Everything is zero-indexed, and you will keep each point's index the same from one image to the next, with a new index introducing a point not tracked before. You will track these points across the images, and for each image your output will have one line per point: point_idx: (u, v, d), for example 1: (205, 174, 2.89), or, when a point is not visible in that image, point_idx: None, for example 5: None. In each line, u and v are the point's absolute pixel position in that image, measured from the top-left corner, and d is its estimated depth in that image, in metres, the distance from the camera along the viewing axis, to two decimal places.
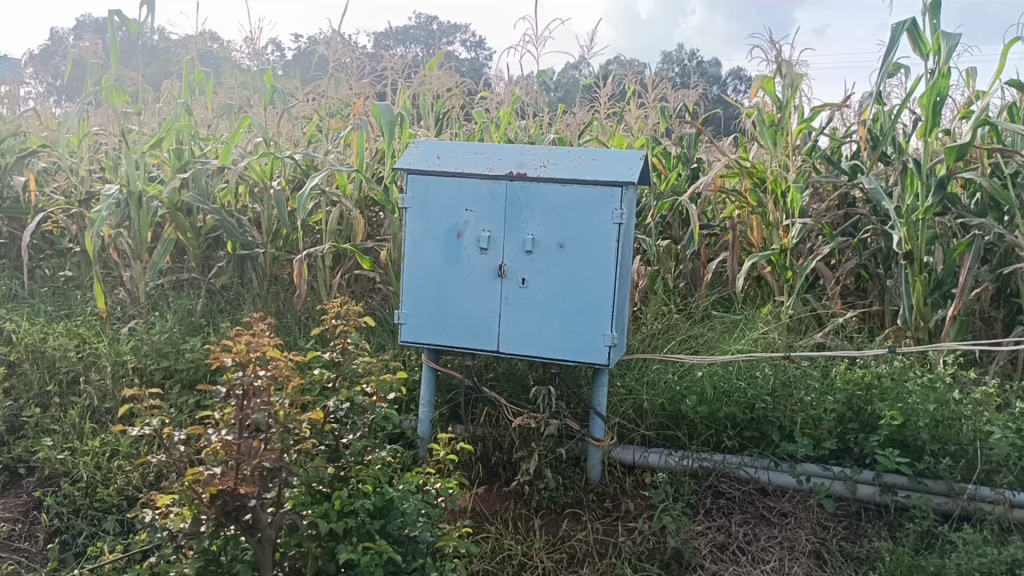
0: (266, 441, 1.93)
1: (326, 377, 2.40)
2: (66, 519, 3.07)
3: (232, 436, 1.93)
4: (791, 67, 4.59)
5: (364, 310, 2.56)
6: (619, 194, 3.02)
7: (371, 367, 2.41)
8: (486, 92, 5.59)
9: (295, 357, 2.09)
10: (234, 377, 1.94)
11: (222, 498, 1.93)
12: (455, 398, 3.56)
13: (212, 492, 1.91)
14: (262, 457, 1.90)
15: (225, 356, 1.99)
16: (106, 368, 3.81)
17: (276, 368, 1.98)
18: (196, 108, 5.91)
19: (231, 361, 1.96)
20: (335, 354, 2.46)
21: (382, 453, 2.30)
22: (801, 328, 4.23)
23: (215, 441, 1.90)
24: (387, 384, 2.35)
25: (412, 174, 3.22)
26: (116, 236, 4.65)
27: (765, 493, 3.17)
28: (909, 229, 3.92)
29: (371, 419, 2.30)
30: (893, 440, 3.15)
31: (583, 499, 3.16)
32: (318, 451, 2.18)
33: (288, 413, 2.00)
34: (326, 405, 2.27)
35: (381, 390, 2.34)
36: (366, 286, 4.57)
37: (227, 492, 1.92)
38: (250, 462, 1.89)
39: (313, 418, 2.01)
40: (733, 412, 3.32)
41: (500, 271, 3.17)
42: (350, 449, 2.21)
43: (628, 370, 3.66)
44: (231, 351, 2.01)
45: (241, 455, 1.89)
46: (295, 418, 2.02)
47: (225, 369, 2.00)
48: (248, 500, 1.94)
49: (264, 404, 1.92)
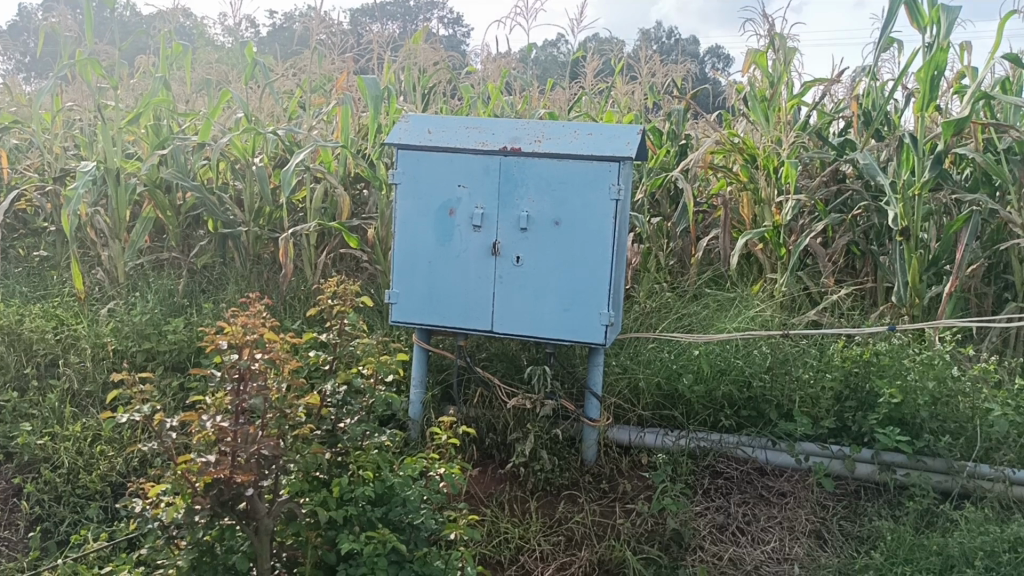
0: (263, 426, 1.87)
1: (321, 360, 2.32)
2: (47, 507, 2.98)
3: (227, 422, 1.86)
4: (784, 41, 4.50)
5: (359, 290, 2.47)
6: (616, 169, 2.95)
7: (368, 349, 2.33)
8: (471, 67, 5.50)
9: (291, 338, 1.98)
10: (228, 360, 1.83)
11: (218, 487, 1.86)
12: (447, 379, 3.49)
13: (206, 481, 1.84)
14: (260, 443, 1.84)
15: (219, 338, 1.87)
16: (86, 350, 3.71)
17: (274, 351, 1.86)
18: (173, 83, 5.76)
19: (225, 343, 1.85)
20: (332, 336, 2.37)
21: (380, 438, 2.22)
22: (795, 306, 4.19)
23: (209, 427, 1.81)
24: (386, 365, 2.25)
25: (401, 149, 3.12)
26: (92, 215, 4.51)
27: (763, 473, 3.14)
28: (905, 205, 3.88)
29: (369, 402, 2.22)
30: (892, 418, 3.11)
31: (580, 480, 3.10)
32: (315, 436, 2.10)
33: (285, 396, 1.93)
34: (322, 389, 2.18)
35: (380, 373, 2.24)
36: (352, 266, 4.48)
37: (222, 481, 1.85)
38: (247, 450, 1.81)
39: (311, 401, 1.93)
40: (730, 391, 3.28)
41: (494, 249, 3.09)
42: (348, 434, 2.13)
43: (622, 349, 3.61)
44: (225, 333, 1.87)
45: (238, 441, 1.82)
46: (292, 402, 1.93)
47: (219, 351, 1.88)
48: (245, 490, 1.88)
49: (260, 388, 1.83)
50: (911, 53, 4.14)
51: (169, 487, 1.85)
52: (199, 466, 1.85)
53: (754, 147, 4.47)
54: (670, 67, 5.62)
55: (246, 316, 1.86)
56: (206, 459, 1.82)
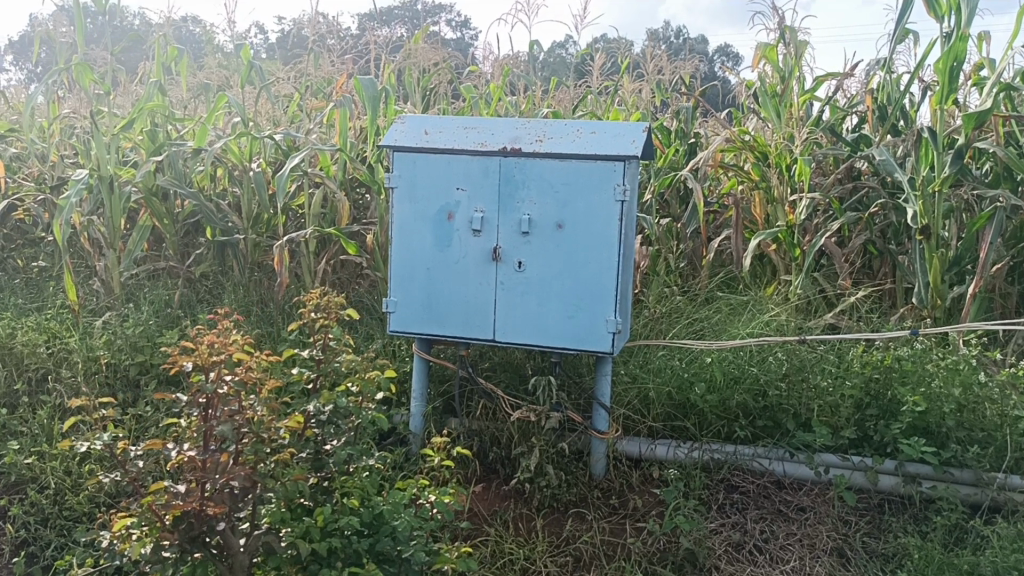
0: (236, 453, 1.76)
1: (306, 378, 2.19)
2: (33, 530, 2.85)
3: (196, 450, 1.75)
4: (795, 34, 4.34)
5: (345, 301, 2.34)
6: (621, 168, 2.81)
7: (356, 365, 2.19)
8: (474, 67, 5.37)
9: (268, 356, 1.86)
10: (196, 383, 1.72)
11: (186, 521, 1.77)
12: (449, 390, 3.36)
13: (176, 513, 1.72)
14: (231, 471, 1.72)
15: (186, 360, 1.75)
16: (77, 365, 3.59)
17: (245, 372, 1.75)
18: (172, 89, 5.64)
19: (192, 365, 1.74)
20: (316, 352, 2.23)
21: (368, 462, 2.10)
22: (810, 309, 4.02)
23: (177, 456, 1.73)
24: (374, 383, 2.12)
25: (398, 151, 2.99)
26: (86, 224, 4.40)
27: (780, 486, 2.99)
28: (924, 202, 3.72)
29: (357, 422, 2.07)
30: (916, 427, 2.96)
31: (588, 496, 2.96)
32: (297, 461, 2.01)
33: (261, 419, 1.81)
34: (306, 409, 2.04)
35: (367, 391, 2.10)
36: (353, 272, 4.34)
37: (192, 514, 1.74)
38: (215, 480, 1.72)
39: (289, 424, 1.81)
40: (745, 400, 3.13)
41: (495, 255, 2.95)
42: (334, 458, 2.01)
43: (631, 357, 3.46)
44: (193, 354, 1.76)
45: (207, 470, 1.72)
46: (270, 426, 1.80)
47: (186, 373, 1.76)
48: (218, 522, 1.76)
49: (230, 414, 1.72)
50: (928, 44, 3.98)
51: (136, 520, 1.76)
52: (169, 497, 1.74)
53: (764, 145, 4.32)
54: (678, 64, 5.48)
55: (215, 335, 1.74)
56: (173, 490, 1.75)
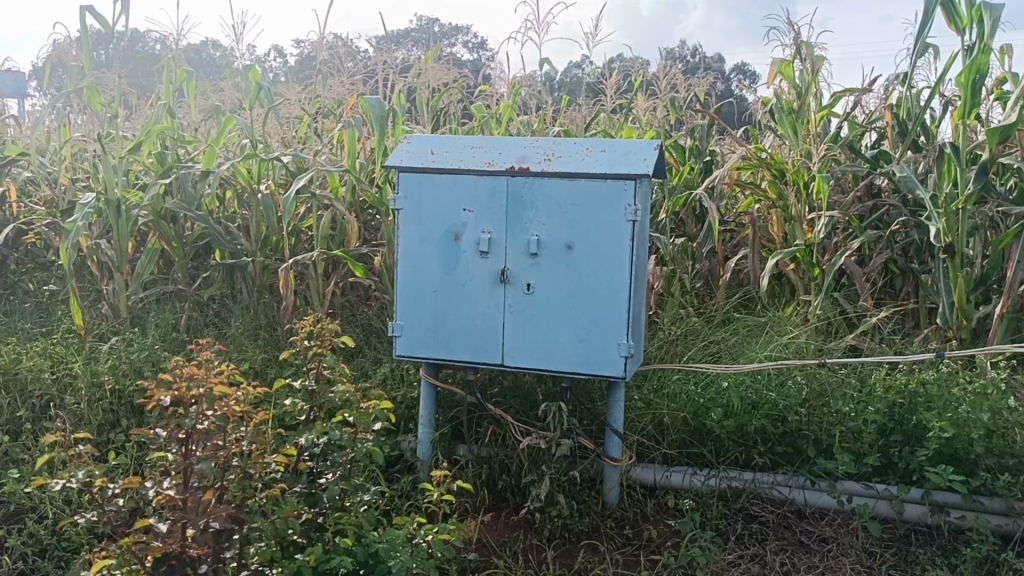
0: (220, 492, 1.78)
1: (298, 410, 2.24)
2: (30, 562, 2.73)
3: (175, 491, 1.75)
4: (811, 50, 4.25)
5: (338, 330, 2.39)
6: (633, 188, 2.72)
7: (349, 397, 2.21)
8: (486, 87, 5.30)
9: (254, 389, 1.85)
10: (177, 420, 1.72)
11: (168, 564, 1.73)
12: (458, 416, 3.27)
13: (156, 556, 1.71)
14: (210, 513, 1.72)
15: (164, 395, 1.75)
16: (82, 391, 3.51)
17: (226, 408, 1.74)
18: (182, 111, 5.60)
19: (170, 400, 1.74)
20: (309, 383, 2.30)
21: (364, 496, 2.14)
22: (831, 330, 3.90)
23: (156, 496, 1.71)
24: (367, 417, 2.14)
25: (403, 172, 2.92)
26: (94, 247, 4.33)
27: (801, 516, 2.87)
28: (948, 220, 3.60)
29: (352, 456, 2.11)
30: (943, 454, 2.84)
31: (601, 526, 2.85)
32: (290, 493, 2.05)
33: (248, 456, 1.83)
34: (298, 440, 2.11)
35: (362, 423, 2.14)
36: (363, 295, 4.27)
37: (173, 555, 1.72)
38: (196, 523, 1.70)
39: (277, 460, 1.82)
40: (764, 425, 3.02)
41: (503, 277, 2.87)
42: (328, 492, 2.01)
43: (645, 381, 3.37)
44: (171, 388, 1.76)
45: (188, 510, 1.73)
46: (259, 461, 1.83)
47: (164, 409, 1.76)
48: (199, 566, 1.75)
49: (211, 452, 1.73)
50: (949, 58, 3.88)
51: (115, 563, 1.71)
52: (149, 538, 1.73)
53: (781, 162, 4.22)
54: (693, 81, 5.40)
55: (195, 368, 1.75)
56: (157, 530, 1.73)
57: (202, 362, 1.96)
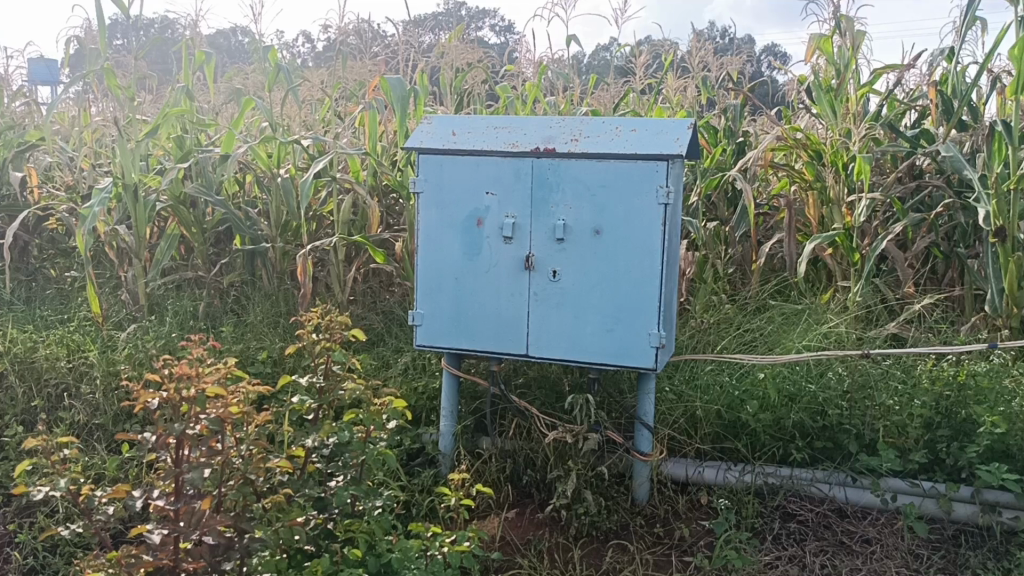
0: (218, 501, 1.77)
1: (306, 408, 2.16)
2: (41, 558, 2.63)
3: (167, 501, 1.72)
4: (852, 23, 4.06)
5: (349, 322, 2.30)
6: (665, 169, 2.57)
7: (359, 394, 2.13)
8: (511, 66, 5.14)
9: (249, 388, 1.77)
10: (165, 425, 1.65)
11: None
12: (481, 408, 3.15)
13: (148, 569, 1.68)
14: (209, 524, 1.69)
15: (152, 397, 1.68)
16: (98, 380, 3.43)
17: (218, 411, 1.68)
18: (203, 94, 5.48)
19: (157, 403, 1.66)
20: (318, 380, 2.20)
21: (376, 503, 2.09)
22: (871, 318, 3.72)
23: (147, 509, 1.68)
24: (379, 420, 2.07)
25: (423, 154, 2.78)
26: (112, 233, 4.23)
27: (843, 515, 2.72)
28: (998, 201, 3.41)
29: (364, 459, 2.03)
30: (995, 451, 2.68)
31: (630, 524, 2.72)
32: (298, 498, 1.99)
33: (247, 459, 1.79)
34: (306, 442, 2.06)
35: (374, 426, 2.06)
36: (385, 281, 4.15)
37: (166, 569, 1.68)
38: (191, 535, 1.69)
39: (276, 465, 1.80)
40: (802, 419, 2.87)
41: (527, 263, 2.74)
42: (335, 498, 1.97)
43: (676, 371, 3.23)
44: (160, 391, 1.68)
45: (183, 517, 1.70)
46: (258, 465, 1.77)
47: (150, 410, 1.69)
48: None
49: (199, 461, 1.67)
50: (1000, 32, 3.67)
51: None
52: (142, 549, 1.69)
53: (819, 142, 4.04)
54: (725, 59, 5.20)
55: (183, 370, 1.67)
56: (150, 539, 1.69)
57: (197, 358, 1.88)
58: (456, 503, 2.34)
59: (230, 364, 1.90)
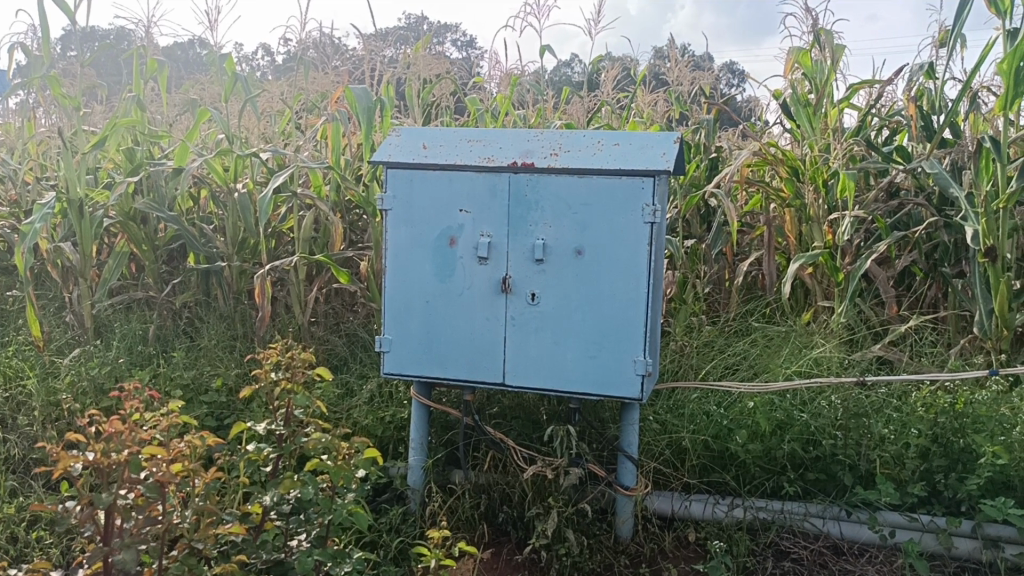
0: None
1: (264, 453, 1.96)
2: None
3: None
4: (831, 37, 3.95)
5: (312, 360, 2.11)
6: (651, 185, 2.41)
7: (326, 439, 1.93)
8: (479, 79, 4.97)
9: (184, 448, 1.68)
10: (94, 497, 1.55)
11: None
12: (453, 440, 2.96)
13: None
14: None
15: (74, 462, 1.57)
16: (36, 411, 3.19)
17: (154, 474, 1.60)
18: (156, 104, 5.21)
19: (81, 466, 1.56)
20: (279, 427, 2.04)
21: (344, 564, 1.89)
22: (854, 341, 3.61)
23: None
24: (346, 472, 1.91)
25: (392, 169, 2.59)
26: (56, 251, 3.96)
27: (839, 552, 2.57)
28: (988, 220, 3.31)
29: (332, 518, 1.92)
30: (995, 482, 2.55)
31: (614, 563, 2.54)
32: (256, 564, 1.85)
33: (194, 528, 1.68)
34: (263, 499, 1.93)
35: (340, 478, 1.91)
36: (348, 301, 3.95)
37: None
38: None
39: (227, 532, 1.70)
40: (794, 450, 2.72)
41: (504, 286, 2.56)
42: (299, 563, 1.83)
43: (659, 399, 3.07)
44: (84, 456, 1.57)
45: None
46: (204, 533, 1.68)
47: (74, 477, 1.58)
48: None
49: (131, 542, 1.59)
50: (985, 46, 3.57)
51: None
52: None
53: (797, 159, 3.92)
54: (699, 73, 5.08)
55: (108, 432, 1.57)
56: None
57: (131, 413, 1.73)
58: (434, 565, 2.06)
59: (171, 415, 1.75)
